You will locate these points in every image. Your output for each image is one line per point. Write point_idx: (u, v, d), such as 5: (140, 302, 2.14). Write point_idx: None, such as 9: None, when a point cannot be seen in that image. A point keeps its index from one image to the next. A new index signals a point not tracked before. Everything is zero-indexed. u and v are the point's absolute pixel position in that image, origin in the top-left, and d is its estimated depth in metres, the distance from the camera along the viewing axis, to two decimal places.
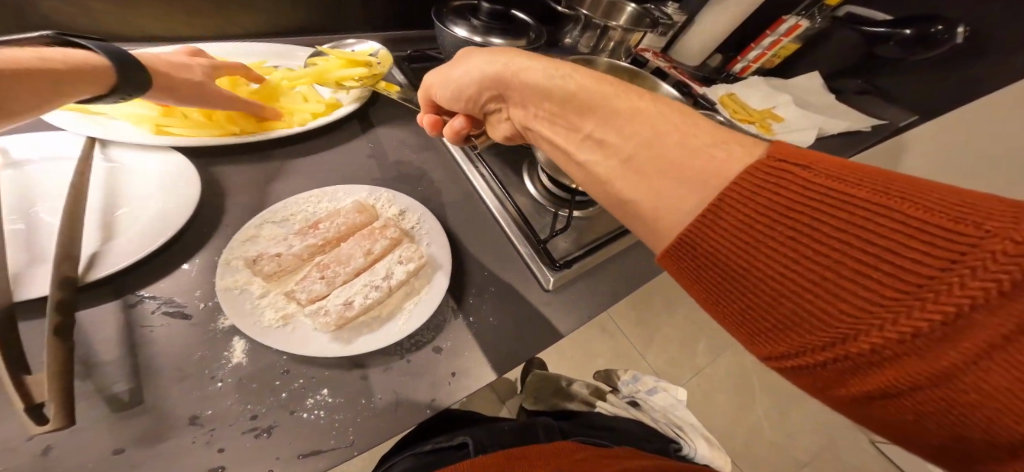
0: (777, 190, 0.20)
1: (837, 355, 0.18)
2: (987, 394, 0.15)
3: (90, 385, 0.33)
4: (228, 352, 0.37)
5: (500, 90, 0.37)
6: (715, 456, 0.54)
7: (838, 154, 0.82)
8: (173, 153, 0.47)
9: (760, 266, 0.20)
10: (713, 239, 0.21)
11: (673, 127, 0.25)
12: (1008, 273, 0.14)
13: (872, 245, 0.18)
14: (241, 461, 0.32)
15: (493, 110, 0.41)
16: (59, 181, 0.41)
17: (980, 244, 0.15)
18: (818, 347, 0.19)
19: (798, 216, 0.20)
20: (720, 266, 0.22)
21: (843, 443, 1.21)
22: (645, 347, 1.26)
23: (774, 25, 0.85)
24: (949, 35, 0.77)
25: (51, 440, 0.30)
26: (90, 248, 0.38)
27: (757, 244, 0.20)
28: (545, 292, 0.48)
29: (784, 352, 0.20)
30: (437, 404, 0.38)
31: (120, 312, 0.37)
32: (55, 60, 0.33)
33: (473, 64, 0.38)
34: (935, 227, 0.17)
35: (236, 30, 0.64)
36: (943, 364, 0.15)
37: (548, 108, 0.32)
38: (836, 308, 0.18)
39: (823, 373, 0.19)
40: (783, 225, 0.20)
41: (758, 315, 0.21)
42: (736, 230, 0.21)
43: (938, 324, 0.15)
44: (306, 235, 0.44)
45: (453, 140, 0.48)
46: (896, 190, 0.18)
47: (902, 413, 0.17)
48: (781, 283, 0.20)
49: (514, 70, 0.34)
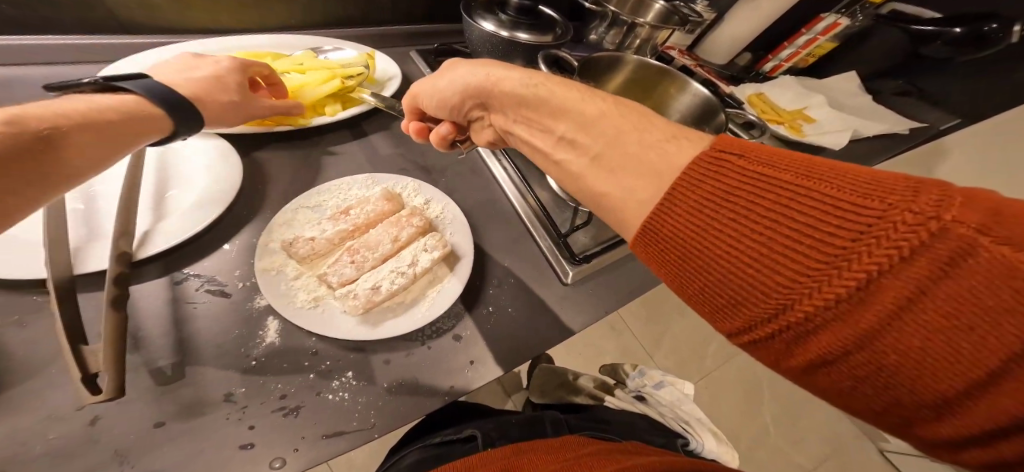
0: (721, 177, 0.22)
1: (778, 326, 0.20)
2: (902, 352, 0.17)
3: (137, 358, 0.35)
4: (263, 331, 0.39)
5: (483, 99, 0.38)
6: (724, 452, 0.55)
7: (873, 156, 0.79)
8: (216, 138, 0.49)
9: (711, 245, 0.21)
10: (669, 223, 0.23)
11: (632, 126, 0.27)
12: (906, 241, 0.17)
13: (796, 222, 0.20)
14: (270, 438, 0.33)
15: (477, 117, 0.42)
16: (114, 163, 0.44)
17: (884, 217, 0.18)
18: (761, 321, 0.20)
19: (735, 200, 0.21)
20: (677, 249, 0.23)
21: (849, 453, 1.18)
22: (655, 347, 1.26)
23: (811, 23, 0.83)
24: (1005, 34, 0.73)
25: (99, 411, 0.32)
26: (144, 226, 0.41)
27: (704, 225, 0.22)
28: (563, 285, 0.48)
29: (736, 329, 0.22)
30: (454, 392, 0.39)
31: (167, 288, 0.39)
32: (112, 110, 0.34)
33: (452, 75, 0.40)
34: (850, 206, 0.19)
35: (277, 21, 0.67)
36: (866, 326, 0.17)
37: (526, 114, 0.34)
38: (771, 281, 0.20)
39: (774, 345, 0.21)
40: (724, 209, 0.21)
41: (712, 292, 0.22)
42: (685, 214, 0.22)
43: (854, 289, 0.17)
44: (338, 220, 0.46)
45: (440, 146, 0.48)
46: (821, 175, 0.21)
47: (841, 380, 0.19)
48: (723, 260, 0.21)
49: (494, 81, 0.36)
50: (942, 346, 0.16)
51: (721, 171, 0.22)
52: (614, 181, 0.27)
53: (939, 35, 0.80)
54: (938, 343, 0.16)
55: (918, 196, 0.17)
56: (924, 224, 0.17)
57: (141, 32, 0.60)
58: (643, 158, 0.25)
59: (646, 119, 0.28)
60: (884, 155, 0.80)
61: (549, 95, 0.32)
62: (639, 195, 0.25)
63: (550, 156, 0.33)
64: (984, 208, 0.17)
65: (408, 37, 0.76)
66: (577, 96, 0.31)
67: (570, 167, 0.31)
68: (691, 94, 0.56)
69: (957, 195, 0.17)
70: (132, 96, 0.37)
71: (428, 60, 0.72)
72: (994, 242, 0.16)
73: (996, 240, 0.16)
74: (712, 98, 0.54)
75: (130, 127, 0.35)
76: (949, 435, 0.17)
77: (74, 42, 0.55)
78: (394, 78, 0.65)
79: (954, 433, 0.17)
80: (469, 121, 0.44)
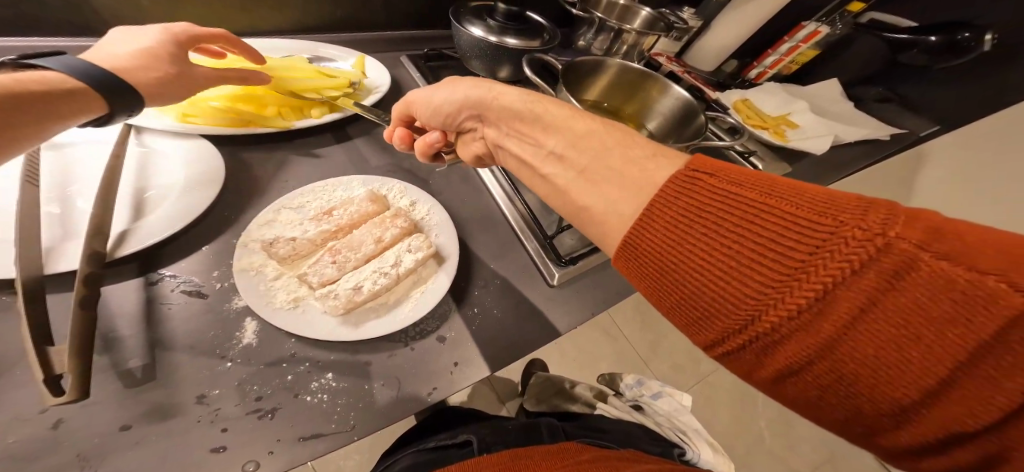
0: (688, 190, 0.22)
1: (746, 338, 0.20)
2: (859, 361, 0.17)
3: (106, 359, 0.34)
4: (239, 332, 0.38)
5: (478, 111, 0.38)
6: (719, 462, 0.55)
7: (857, 161, 0.80)
8: (200, 140, 0.49)
9: (680, 257, 0.22)
10: (642, 235, 0.23)
11: (618, 139, 0.28)
12: (856, 255, 0.17)
13: (758, 235, 0.20)
14: (244, 440, 0.32)
15: (469, 129, 0.42)
16: (93, 164, 0.44)
17: (836, 231, 0.18)
18: (729, 333, 0.20)
19: (701, 213, 0.22)
20: (649, 261, 0.23)
21: (847, 460, 1.19)
22: (650, 354, 1.25)
23: (793, 30, 0.85)
24: (977, 43, 0.76)
25: (62, 414, 0.31)
26: (121, 226, 0.40)
27: (672, 238, 0.22)
28: (549, 287, 0.48)
29: (706, 341, 0.22)
30: (437, 394, 0.38)
31: (141, 289, 0.38)
32: (30, 83, 0.33)
33: (454, 86, 0.40)
34: (808, 221, 0.19)
35: (268, 26, 0.68)
36: (824, 336, 0.17)
37: (518, 127, 0.35)
38: (736, 293, 0.20)
39: (743, 357, 0.21)
40: (691, 222, 0.22)
41: (683, 304, 0.22)
42: (655, 226, 0.23)
43: (812, 301, 0.18)
44: (320, 221, 0.46)
45: (423, 154, 0.46)
46: (781, 190, 0.21)
47: (807, 390, 0.19)
48: (691, 273, 0.21)
49: (494, 95, 0.37)
50: (894, 356, 0.16)
51: (692, 184, 0.22)
52: (599, 189, 0.27)
53: (915, 44, 0.82)
54: (891, 354, 0.16)
55: (867, 212, 0.18)
56: (872, 239, 0.17)
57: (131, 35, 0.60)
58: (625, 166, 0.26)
59: (624, 135, 0.29)
60: (868, 161, 0.81)
61: (537, 114, 0.33)
62: (614, 202, 0.26)
63: (536, 170, 0.33)
64: (926, 224, 0.17)
65: (398, 42, 0.76)
66: (562, 114, 0.32)
67: (554, 181, 0.31)
68: (674, 97, 0.57)
69: (903, 210, 0.18)
70: (52, 72, 0.35)
71: (418, 64, 0.72)
72: (934, 256, 0.16)
73: (938, 255, 0.16)
74: (693, 102, 0.55)
75: (59, 100, 0.34)
76: (908, 444, 0.17)
77: (60, 45, 0.55)
78: (383, 86, 0.65)
79: (912, 442, 0.17)
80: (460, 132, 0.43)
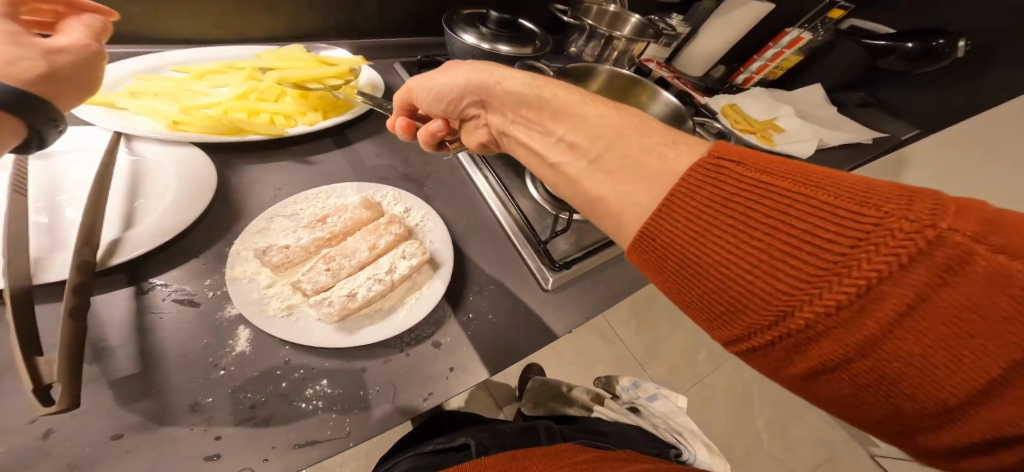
0: (721, 184, 0.23)
1: (780, 332, 0.20)
2: (903, 358, 0.17)
3: (96, 369, 0.34)
4: (233, 340, 0.38)
5: (482, 96, 0.39)
6: (716, 462, 0.53)
7: (843, 164, 0.82)
8: (192, 148, 0.49)
9: (713, 252, 0.22)
10: (671, 229, 0.23)
11: (608, 144, 0.29)
12: (903, 249, 0.17)
13: (796, 229, 0.20)
14: (238, 449, 0.32)
15: (472, 115, 0.43)
16: (83, 173, 0.43)
17: (880, 225, 0.18)
18: (762, 327, 0.21)
19: (734, 207, 0.22)
20: (679, 255, 0.23)
21: (845, 457, 1.22)
22: (647, 357, 1.27)
23: (777, 37, 0.88)
24: (951, 49, 0.78)
25: (52, 425, 0.30)
26: (111, 235, 0.40)
27: (704, 232, 0.22)
28: (544, 292, 0.49)
29: (737, 336, 0.22)
30: (434, 399, 0.38)
31: (132, 297, 0.38)
32: None
33: (456, 71, 0.40)
34: (849, 216, 0.19)
35: (259, 33, 0.67)
36: (866, 332, 0.18)
37: (526, 114, 0.35)
38: (772, 288, 0.20)
39: (774, 353, 0.21)
40: (725, 216, 0.22)
41: (714, 300, 0.22)
42: (685, 220, 0.23)
43: (854, 296, 0.18)
44: (314, 228, 0.46)
45: (428, 144, 0.47)
46: (820, 183, 0.21)
47: (842, 387, 0.19)
48: (724, 267, 0.22)
49: (496, 79, 0.37)
50: (943, 353, 0.16)
51: (724, 178, 0.23)
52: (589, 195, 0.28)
53: (892, 50, 0.84)
54: (940, 352, 0.16)
55: (913, 206, 0.18)
56: (921, 232, 0.17)
57: (118, 42, 0.60)
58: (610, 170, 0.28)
59: (616, 139, 0.29)
60: (853, 164, 0.83)
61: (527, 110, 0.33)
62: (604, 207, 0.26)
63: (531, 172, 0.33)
64: (977, 218, 0.17)
65: (390, 49, 0.77)
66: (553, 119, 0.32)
67: (566, 169, 0.31)
68: (662, 104, 0.58)
69: (951, 203, 0.18)
70: None
71: (411, 71, 0.73)
72: (987, 250, 0.16)
73: (991, 249, 0.16)
74: (682, 108, 0.56)
75: None
76: (951, 443, 0.18)
77: None
78: (378, 89, 0.65)
79: (955, 442, 0.17)
80: (465, 118, 0.44)
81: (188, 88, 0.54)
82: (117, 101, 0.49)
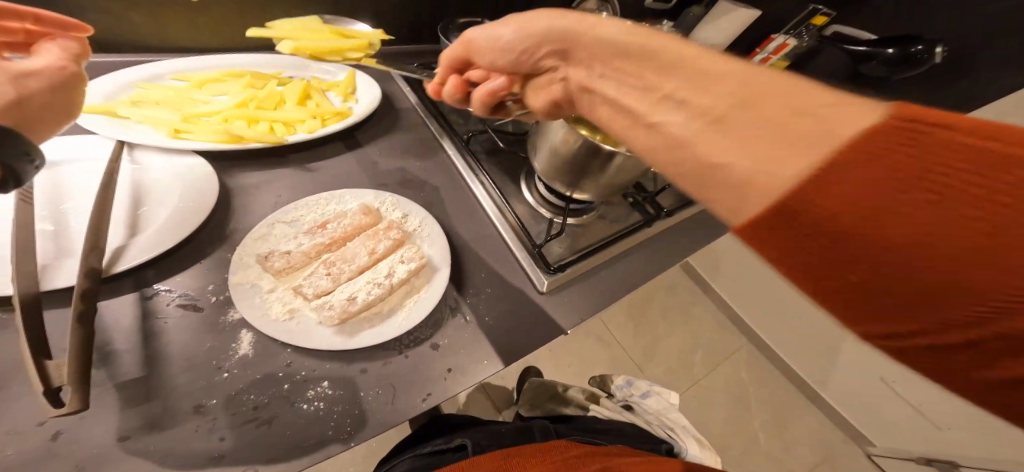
0: (904, 145, 0.15)
1: (971, 344, 0.15)
2: None
3: (103, 372, 0.35)
4: (235, 344, 0.39)
5: (558, 43, 0.32)
6: (706, 455, 0.55)
7: None
8: (194, 156, 0.50)
9: (887, 246, 0.15)
10: (821, 210, 0.16)
11: None
12: None
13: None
14: (242, 449, 0.33)
15: (546, 68, 0.36)
16: (87, 182, 0.44)
17: None
18: (946, 338, 0.15)
19: (925, 179, 0.14)
20: (831, 250, 0.16)
21: (841, 455, 1.25)
22: (644, 360, 1.29)
23: (766, 42, 0.90)
24: (929, 55, 0.79)
25: (61, 426, 0.31)
26: (116, 243, 0.41)
27: (873, 216, 0.15)
28: (540, 294, 0.50)
29: (897, 341, 0.17)
30: (433, 399, 0.40)
31: (137, 303, 0.39)
32: None
33: (520, 20, 0.35)
34: None
35: (257, 40, 0.69)
36: None
37: (618, 60, 0.27)
38: (979, 296, 0.14)
39: (951, 363, 0.16)
40: (911, 195, 0.14)
41: (876, 301, 0.16)
42: (845, 198, 0.15)
43: None
44: (315, 235, 0.47)
45: (485, 104, 0.43)
46: None
47: None
48: (902, 265, 0.15)
49: (584, 19, 0.29)
50: None
51: (825, 131, 0.17)
52: None
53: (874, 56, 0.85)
54: None
55: None
56: None
57: (117, 50, 0.61)
58: (674, 133, 0.22)
59: None
60: None
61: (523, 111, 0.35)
62: None
63: None
64: None
65: (386, 56, 0.78)
66: None
67: None
68: None
69: None
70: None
71: (408, 78, 0.74)
72: None
73: None
74: None
75: None
76: None
77: None
78: (375, 91, 0.65)
79: None
80: (533, 73, 0.38)
81: (189, 97, 0.55)
82: (119, 109, 0.49)
